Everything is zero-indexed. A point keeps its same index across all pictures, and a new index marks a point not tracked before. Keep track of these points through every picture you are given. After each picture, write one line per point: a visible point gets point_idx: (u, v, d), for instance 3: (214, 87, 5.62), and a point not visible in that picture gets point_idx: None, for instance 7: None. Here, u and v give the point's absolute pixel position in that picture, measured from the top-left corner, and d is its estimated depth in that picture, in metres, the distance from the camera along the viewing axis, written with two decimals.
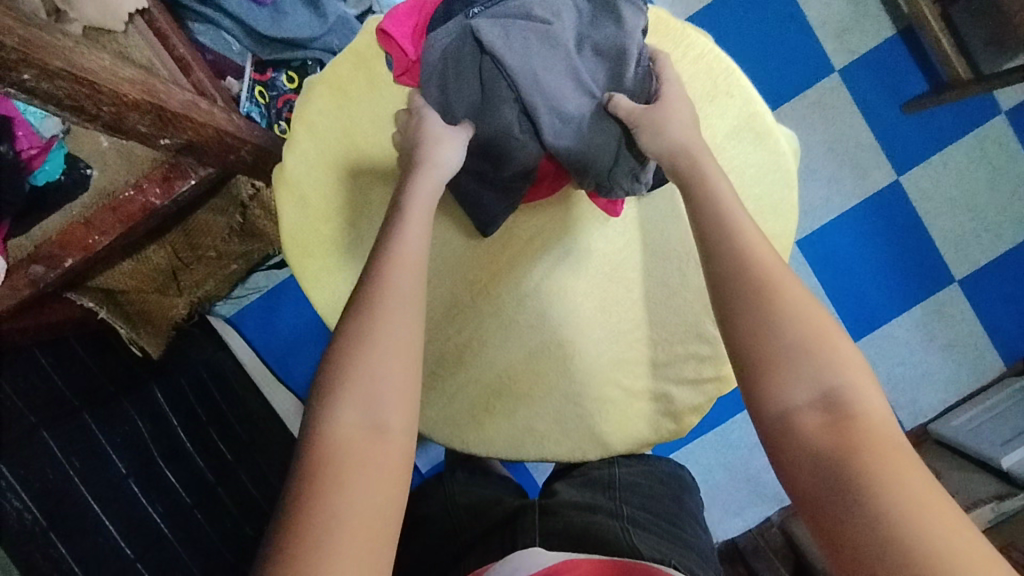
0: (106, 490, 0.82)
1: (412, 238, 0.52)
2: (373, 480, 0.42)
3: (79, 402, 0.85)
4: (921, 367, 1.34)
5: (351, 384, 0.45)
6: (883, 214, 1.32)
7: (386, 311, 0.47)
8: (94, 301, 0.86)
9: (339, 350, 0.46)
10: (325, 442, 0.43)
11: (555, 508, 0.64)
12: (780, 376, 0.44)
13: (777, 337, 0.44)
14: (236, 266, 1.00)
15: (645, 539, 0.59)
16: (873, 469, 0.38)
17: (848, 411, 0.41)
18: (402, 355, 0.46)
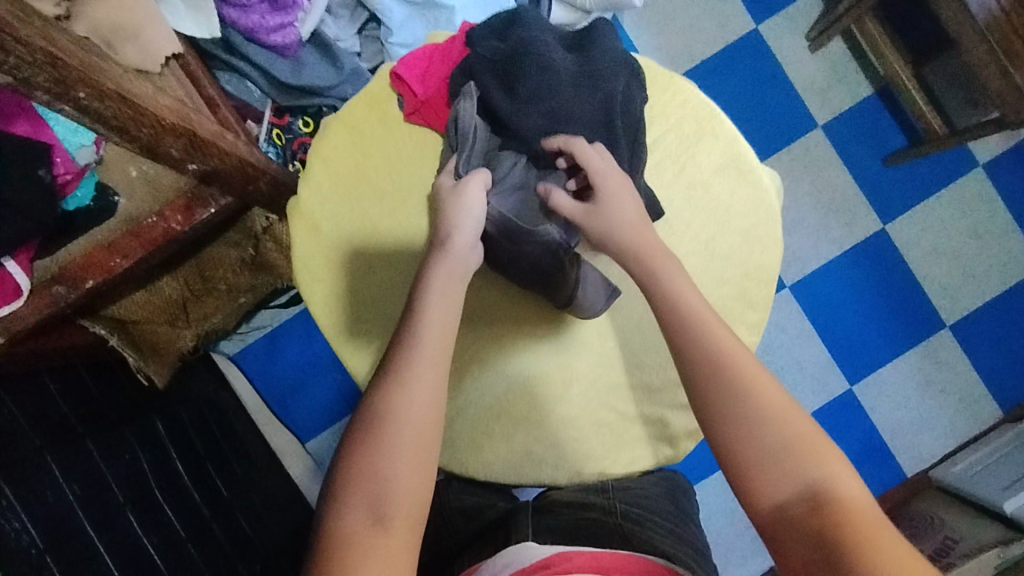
0: (105, 517, 0.82)
1: (432, 334, 0.57)
2: (380, 568, 0.47)
3: (83, 429, 0.86)
4: (918, 413, 1.35)
5: (362, 480, 0.51)
6: (871, 260, 1.36)
7: (398, 409, 0.53)
8: (107, 329, 0.89)
9: (355, 449, 0.53)
10: (340, 527, 0.49)
11: (550, 506, 0.69)
12: (753, 435, 0.52)
13: (741, 403, 0.53)
14: (245, 299, 1.02)
15: (639, 536, 0.64)
16: (856, 532, 0.45)
17: (827, 498, 0.48)
18: (410, 456, 0.52)
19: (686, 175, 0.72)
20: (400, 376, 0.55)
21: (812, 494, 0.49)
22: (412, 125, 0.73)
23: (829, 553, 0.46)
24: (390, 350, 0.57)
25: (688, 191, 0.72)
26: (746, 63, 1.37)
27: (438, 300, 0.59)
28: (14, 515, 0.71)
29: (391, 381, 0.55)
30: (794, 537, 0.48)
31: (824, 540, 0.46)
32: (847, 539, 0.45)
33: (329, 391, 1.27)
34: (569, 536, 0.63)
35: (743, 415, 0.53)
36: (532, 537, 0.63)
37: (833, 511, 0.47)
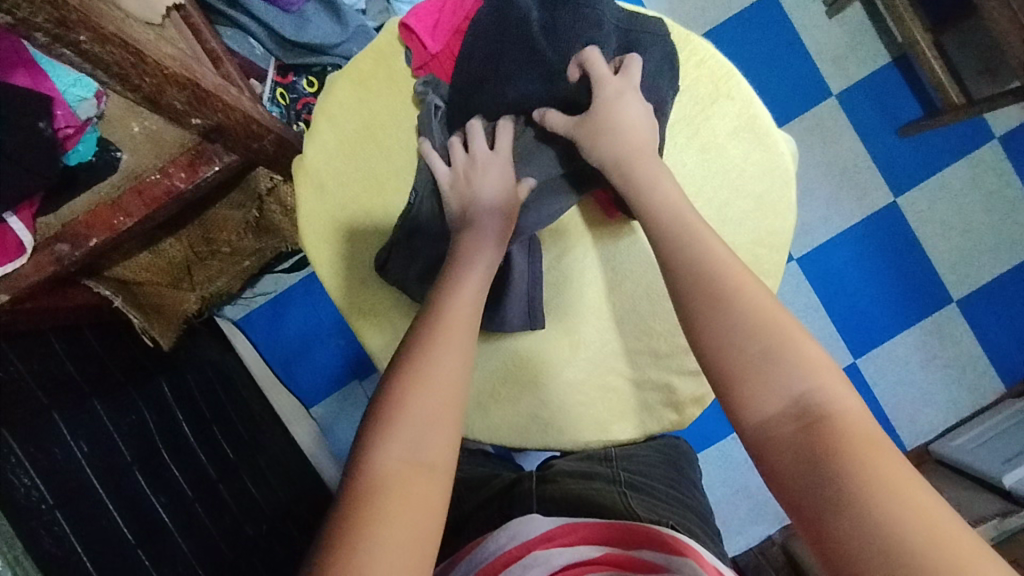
0: (112, 475, 0.82)
1: (466, 301, 0.58)
2: (415, 510, 0.45)
3: (89, 389, 0.86)
4: (921, 387, 1.35)
5: (401, 422, 0.50)
6: (881, 233, 1.35)
7: (435, 361, 0.53)
8: (110, 289, 0.88)
9: (391, 396, 0.51)
10: (371, 470, 0.47)
11: (552, 477, 0.70)
12: (754, 388, 0.48)
13: (740, 352, 0.49)
14: (249, 262, 1.01)
15: (641, 503, 0.65)
16: (852, 468, 0.41)
17: (818, 411, 0.45)
18: (447, 407, 0.51)
19: (700, 138, 0.70)
20: (435, 334, 0.55)
21: (800, 406, 0.46)
22: (420, 82, 0.71)
23: (817, 466, 0.43)
24: (423, 314, 0.57)
25: (702, 155, 0.70)
26: (761, 27, 1.34)
27: (477, 272, 0.60)
28: (22, 471, 0.71)
29: (428, 336, 0.55)
30: (777, 454, 0.45)
31: (809, 459, 0.43)
32: (839, 459, 0.42)
33: (333, 358, 1.27)
34: (572, 504, 0.65)
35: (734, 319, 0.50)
36: (537, 510, 0.65)
37: (824, 425, 0.44)
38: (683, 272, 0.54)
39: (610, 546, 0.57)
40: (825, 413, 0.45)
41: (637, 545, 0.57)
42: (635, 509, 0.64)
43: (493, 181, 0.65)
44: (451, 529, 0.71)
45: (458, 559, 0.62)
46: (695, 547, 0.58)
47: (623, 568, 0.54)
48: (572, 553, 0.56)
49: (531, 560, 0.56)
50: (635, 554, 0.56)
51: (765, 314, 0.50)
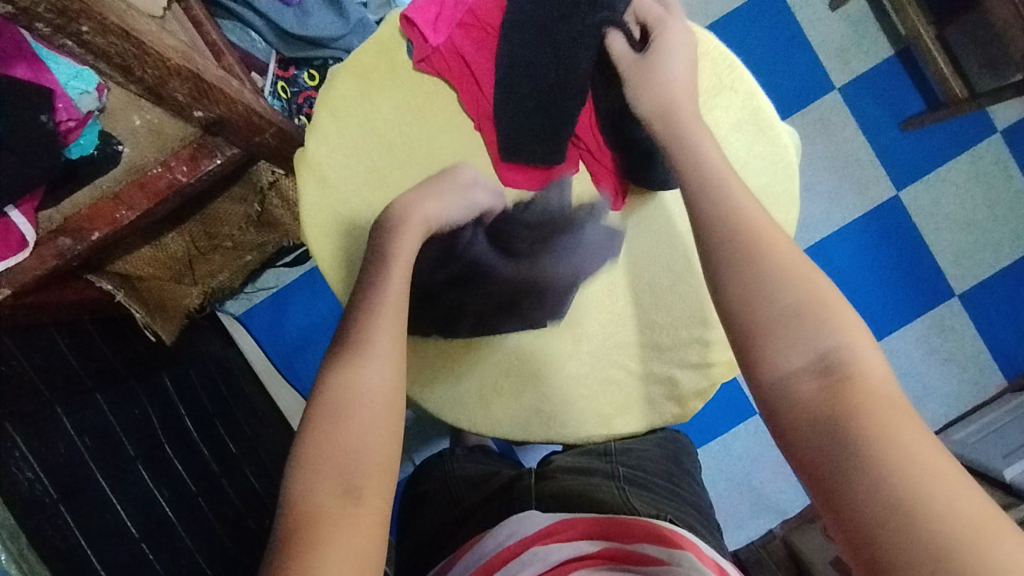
0: (116, 468, 0.82)
1: (389, 309, 0.57)
2: (349, 537, 0.45)
3: (92, 383, 0.86)
4: (923, 381, 1.35)
5: (327, 451, 0.49)
6: (883, 227, 1.35)
7: (359, 381, 0.53)
8: (113, 284, 0.90)
9: (316, 425, 0.51)
10: (302, 506, 0.47)
11: (551, 472, 0.71)
12: (774, 344, 0.47)
13: (767, 303, 0.48)
14: (250, 257, 1.01)
15: (641, 499, 0.66)
16: (873, 432, 0.40)
17: (842, 370, 0.44)
18: (374, 426, 0.51)
19: (703, 130, 0.70)
20: (355, 354, 0.54)
21: (824, 362, 0.45)
22: (423, 74, 0.71)
23: (835, 428, 0.42)
24: (343, 333, 0.56)
25: None
26: (763, 21, 1.33)
27: (399, 276, 0.59)
28: (25, 464, 0.71)
29: (349, 357, 0.54)
30: (793, 412, 0.44)
31: (825, 420, 0.42)
32: (858, 422, 0.41)
33: None
34: (571, 502, 0.66)
35: (761, 275, 0.49)
36: (537, 506, 0.66)
37: (846, 388, 0.43)
38: (712, 233, 0.53)
39: (607, 539, 0.58)
40: (849, 373, 0.44)
41: (635, 537, 0.58)
42: (635, 507, 0.64)
43: (427, 186, 0.65)
44: (453, 523, 0.72)
45: (461, 552, 0.64)
46: (693, 538, 0.59)
47: (618, 561, 0.55)
48: (572, 549, 0.57)
49: (530, 556, 0.57)
50: (631, 547, 0.57)
51: (789, 275, 0.49)
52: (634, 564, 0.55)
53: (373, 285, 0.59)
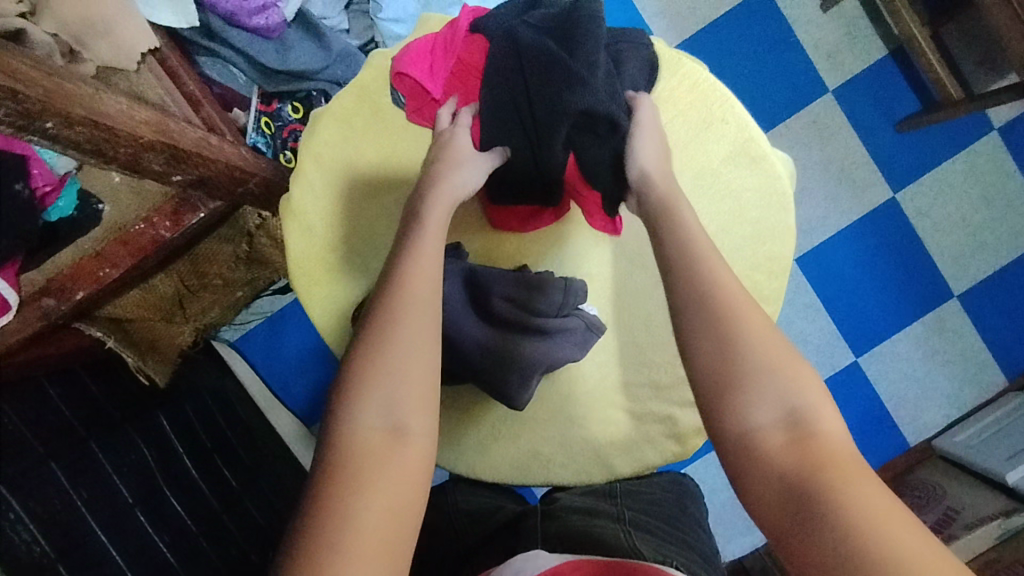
0: (114, 517, 0.83)
1: (432, 245, 0.55)
2: (393, 478, 0.44)
3: (86, 432, 0.86)
4: (923, 383, 1.34)
5: (373, 383, 0.48)
6: (880, 229, 1.33)
7: (405, 315, 0.50)
8: (104, 330, 0.87)
9: (360, 354, 0.49)
10: (347, 436, 0.46)
11: (557, 512, 0.71)
12: (743, 397, 0.46)
13: (741, 360, 0.47)
14: (241, 294, 1.00)
15: (645, 540, 0.66)
16: (837, 489, 0.39)
17: (809, 428, 0.44)
18: (419, 363, 0.49)
19: (695, 164, 0.69)
20: (401, 285, 0.52)
21: (790, 419, 0.45)
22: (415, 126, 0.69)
23: (801, 490, 0.41)
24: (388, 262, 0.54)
25: (698, 182, 0.68)
26: (754, 24, 1.31)
27: (437, 213, 0.57)
28: None
29: (392, 288, 0.52)
30: (766, 474, 0.43)
31: (798, 486, 0.41)
32: (825, 476, 0.40)
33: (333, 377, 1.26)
34: (576, 541, 0.65)
35: (728, 331, 0.48)
36: (542, 546, 0.65)
37: (813, 446, 0.43)
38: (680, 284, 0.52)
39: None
40: (815, 432, 0.44)
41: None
42: (640, 549, 0.63)
43: (450, 142, 0.62)
44: (456, 566, 0.71)
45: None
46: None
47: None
48: None
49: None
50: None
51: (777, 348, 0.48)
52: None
53: (412, 223, 0.57)
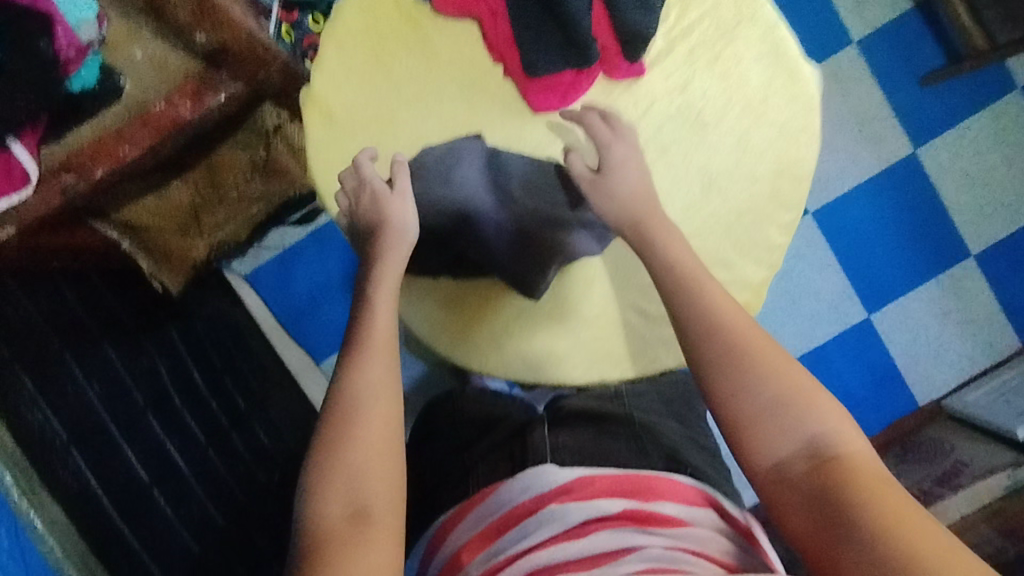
0: (125, 416, 0.83)
1: (379, 328, 0.60)
2: (363, 559, 0.49)
3: (100, 332, 0.86)
4: (936, 343, 1.33)
5: (335, 480, 0.53)
6: (898, 186, 1.32)
7: (354, 408, 0.55)
8: (118, 232, 0.89)
9: (321, 453, 0.54)
10: (317, 535, 0.51)
11: (562, 420, 0.71)
12: (766, 436, 0.55)
13: (753, 398, 0.56)
14: (256, 210, 1.00)
15: (653, 445, 0.69)
16: (858, 502, 0.49)
17: (828, 453, 0.53)
18: (373, 451, 0.54)
19: (722, 65, 0.70)
20: (350, 379, 0.57)
21: (811, 448, 0.53)
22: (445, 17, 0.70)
23: (824, 506, 0.50)
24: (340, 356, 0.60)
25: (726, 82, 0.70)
26: None
27: (384, 300, 0.62)
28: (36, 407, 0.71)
29: (346, 380, 0.57)
30: (798, 495, 0.52)
31: (823, 500, 0.51)
32: (847, 494, 0.50)
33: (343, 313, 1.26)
34: (587, 452, 0.66)
35: (728, 378, 0.57)
36: (550, 460, 0.64)
37: (832, 468, 0.52)
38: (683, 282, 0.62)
39: (629, 497, 0.58)
40: (834, 455, 0.52)
41: (657, 494, 0.58)
42: (650, 464, 0.65)
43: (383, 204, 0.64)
44: (462, 472, 0.71)
45: (473, 502, 0.63)
46: (714, 498, 0.61)
47: (644, 523, 0.55)
48: (594, 507, 0.56)
49: (547, 514, 0.56)
50: (655, 507, 0.57)
51: None
52: (658, 524, 0.55)
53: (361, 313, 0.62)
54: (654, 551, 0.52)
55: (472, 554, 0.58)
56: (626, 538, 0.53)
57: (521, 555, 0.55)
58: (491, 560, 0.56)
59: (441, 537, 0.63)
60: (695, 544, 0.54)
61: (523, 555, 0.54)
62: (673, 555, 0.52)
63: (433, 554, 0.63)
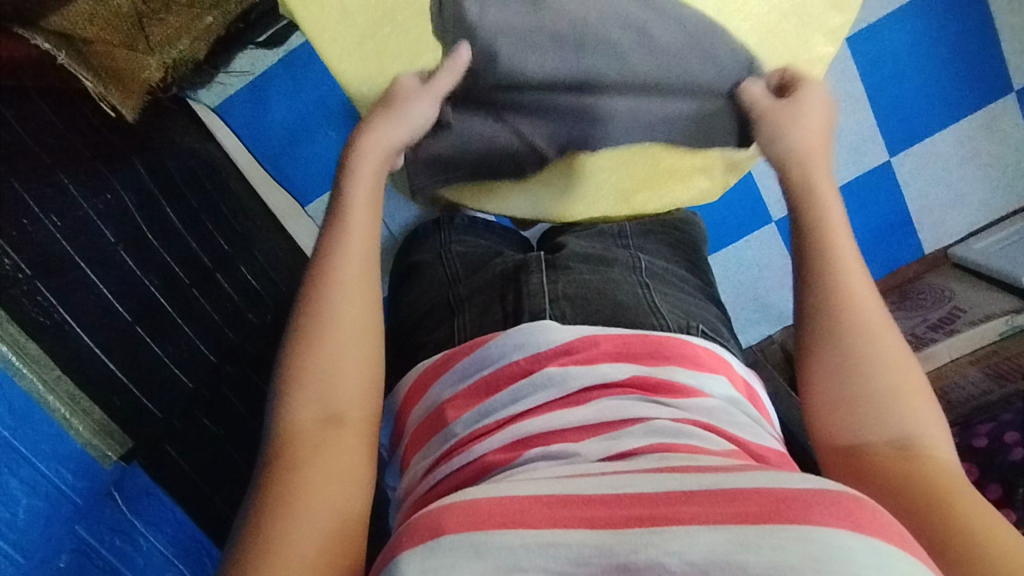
0: (95, 251, 0.80)
1: (356, 231, 0.63)
2: (329, 459, 0.52)
3: (50, 160, 0.77)
4: (957, 188, 1.25)
5: (311, 381, 0.56)
6: (950, 7, 1.17)
7: (328, 314, 0.58)
8: (52, 44, 0.72)
9: (296, 357, 0.57)
10: (287, 433, 0.54)
11: (561, 264, 0.68)
12: (861, 415, 0.53)
13: (865, 382, 0.54)
14: (212, 19, 0.90)
15: (659, 292, 0.67)
16: (958, 509, 0.46)
17: (922, 448, 0.51)
18: (345, 356, 0.57)
19: None
20: (326, 278, 0.60)
21: (904, 440, 0.51)
22: None
23: (919, 500, 0.47)
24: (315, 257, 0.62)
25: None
26: None
27: (362, 200, 0.65)
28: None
29: (319, 288, 0.60)
30: (877, 483, 0.50)
31: (919, 492, 0.47)
32: (944, 493, 0.47)
33: (327, 150, 1.06)
34: (590, 304, 0.63)
35: (846, 352, 0.56)
36: (550, 313, 0.61)
37: (926, 461, 0.50)
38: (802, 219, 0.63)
39: (633, 362, 0.55)
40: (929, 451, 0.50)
41: (667, 361, 0.55)
42: (660, 322, 0.62)
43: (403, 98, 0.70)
44: (448, 309, 0.68)
45: (460, 351, 0.59)
46: (725, 359, 0.59)
47: (649, 391, 0.53)
48: (595, 370, 0.54)
49: (545, 379, 0.53)
50: (663, 373, 0.54)
51: None
52: (665, 394, 0.53)
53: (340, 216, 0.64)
54: (658, 425, 0.49)
55: (457, 411, 0.55)
56: (629, 408, 0.51)
57: (512, 421, 0.52)
58: (479, 420, 0.53)
59: (423, 387, 0.60)
60: (704, 416, 0.52)
61: (515, 419, 0.52)
62: (678, 428, 0.49)
63: (413, 402, 0.61)
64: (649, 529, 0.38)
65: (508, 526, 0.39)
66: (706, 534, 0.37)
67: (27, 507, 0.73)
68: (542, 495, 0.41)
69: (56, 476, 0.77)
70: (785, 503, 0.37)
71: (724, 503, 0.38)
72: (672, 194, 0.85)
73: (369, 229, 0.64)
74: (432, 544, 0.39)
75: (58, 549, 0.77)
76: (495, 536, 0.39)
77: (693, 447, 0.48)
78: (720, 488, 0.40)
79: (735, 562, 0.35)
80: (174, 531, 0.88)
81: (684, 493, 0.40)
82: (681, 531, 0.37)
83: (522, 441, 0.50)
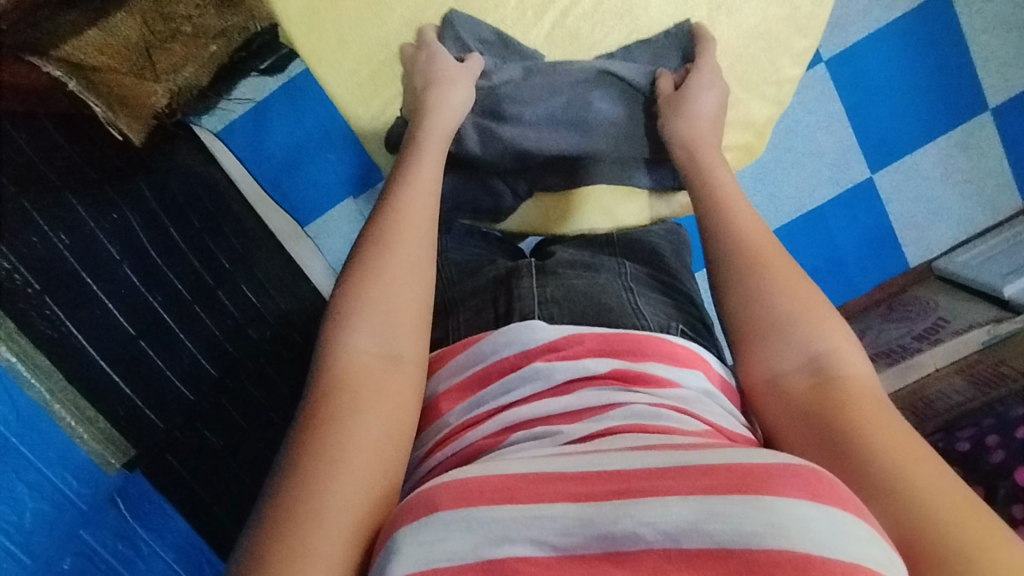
0: (102, 269, 0.86)
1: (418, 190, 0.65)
2: (384, 393, 0.51)
3: (60, 181, 0.86)
4: (938, 203, 1.29)
5: (371, 309, 0.55)
6: (923, 31, 1.22)
7: (395, 248, 0.59)
8: (62, 72, 0.79)
9: (358, 283, 0.57)
10: (343, 354, 0.53)
11: (547, 271, 0.71)
12: (778, 343, 0.55)
13: (774, 308, 0.57)
14: (216, 48, 0.90)
15: (643, 294, 0.70)
16: (865, 423, 0.47)
17: (834, 370, 0.52)
18: (407, 292, 0.57)
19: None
20: (392, 219, 0.61)
21: (816, 362, 0.53)
22: None
23: (829, 428, 0.49)
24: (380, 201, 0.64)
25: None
26: None
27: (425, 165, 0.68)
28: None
29: (382, 231, 0.61)
30: (795, 411, 0.52)
31: (824, 412, 0.50)
32: (850, 413, 0.48)
33: None
34: (577, 306, 0.65)
35: (766, 279, 0.58)
36: (539, 313, 0.64)
37: (837, 382, 0.51)
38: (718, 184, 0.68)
39: (615, 357, 0.58)
40: (841, 372, 0.52)
41: (646, 356, 0.58)
42: (643, 322, 0.65)
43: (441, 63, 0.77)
44: (443, 311, 0.71)
45: (455, 350, 0.62)
46: (703, 356, 0.62)
47: (629, 382, 0.55)
48: (578, 363, 0.56)
49: (532, 372, 0.56)
50: (643, 367, 0.57)
51: None
52: (644, 384, 0.55)
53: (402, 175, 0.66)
54: (637, 408, 0.51)
55: (452, 403, 0.58)
56: (609, 395, 0.53)
57: (502, 410, 0.54)
58: (471, 411, 0.56)
59: None
60: (680, 403, 0.54)
61: (504, 409, 0.54)
62: (656, 411, 0.51)
63: None
64: (626, 502, 0.40)
65: (498, 503, 0.41)
66: (680, 504, 0.39)
67: (33, 510, 0.79)
68: (529, 471, 0.43)
69: (59, 479, 0.83)
70: (751, 476, 0.39)
71: (697, 476, 0.41)
72: (654, 209, 0.89)
73: (427, 189, 0.66)
74: (426, 519, 0.41)
75: (62, 551, 0.82)
76: (485, 510, 0.41)
77: (669, 428, 0.50)
78: (694, 462, 0.42)
79: (703, 530, 0.38)
80: (174, 538, 0.90)
81: (660, 468, 0.42)
82: (655, 503, 0.40)
83: (511, 427, 0.52)
